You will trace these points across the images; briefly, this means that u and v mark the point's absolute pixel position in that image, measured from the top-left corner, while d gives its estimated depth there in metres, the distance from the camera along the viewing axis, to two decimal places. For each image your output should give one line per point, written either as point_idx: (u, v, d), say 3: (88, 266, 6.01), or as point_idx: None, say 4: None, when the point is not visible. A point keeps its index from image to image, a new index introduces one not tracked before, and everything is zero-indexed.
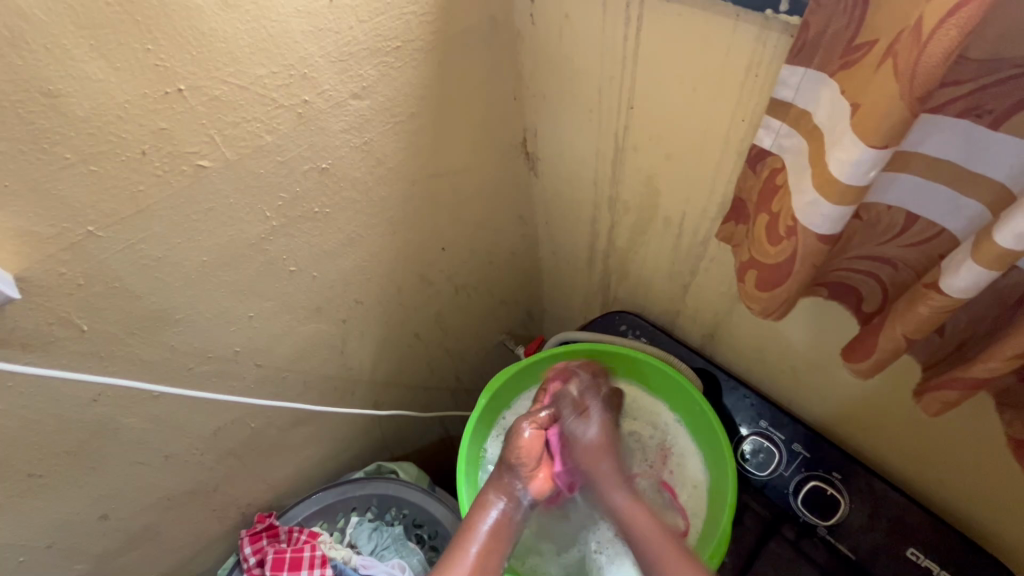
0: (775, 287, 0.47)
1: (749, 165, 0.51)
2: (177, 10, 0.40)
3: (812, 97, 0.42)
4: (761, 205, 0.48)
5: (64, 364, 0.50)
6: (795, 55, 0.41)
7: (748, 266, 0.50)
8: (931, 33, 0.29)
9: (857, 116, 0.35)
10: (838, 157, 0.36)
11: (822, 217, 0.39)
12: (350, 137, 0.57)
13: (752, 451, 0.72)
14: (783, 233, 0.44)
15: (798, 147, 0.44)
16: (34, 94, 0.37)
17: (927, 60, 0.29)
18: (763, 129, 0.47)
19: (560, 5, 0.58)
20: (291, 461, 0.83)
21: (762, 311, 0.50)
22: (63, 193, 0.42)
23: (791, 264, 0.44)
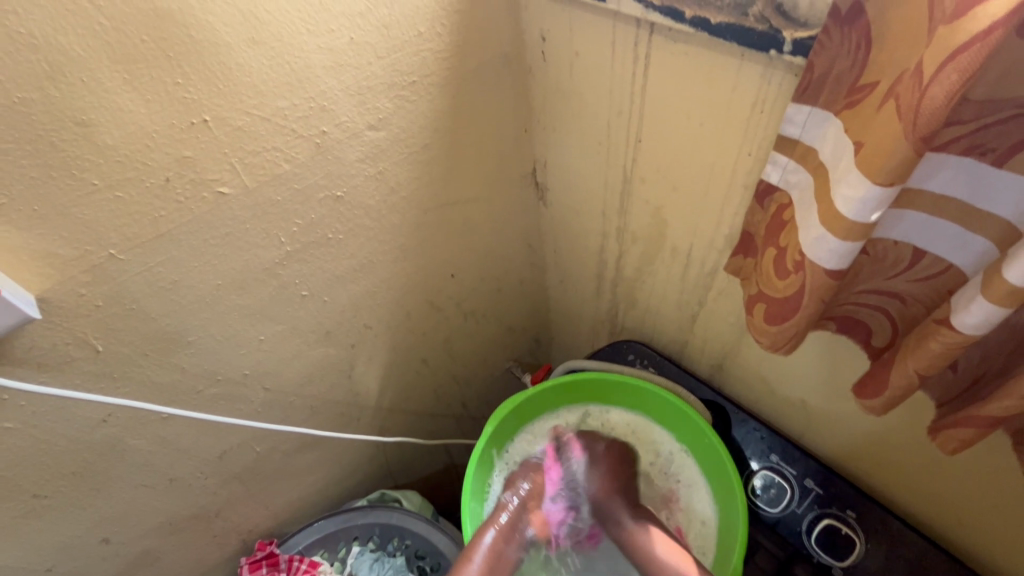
0: (783, 321, 0.47)
1: (756, 199, 0.52)
2: (206, 46, 0.42)
3: (818, 135, 0.43)
4: (770, 240, 0.49)
5: (78, 384, 0.51)
6: (801, 93, 0.42)
7: (758, 300, 0.50)
8: (933, 75, 0.30)
9: (862, 154, 0.35)
10: (845, 194, 0.37)
11: (830, 252, 0.39)
12: (366, 166, 0.59)
13: (763, 487, 0.70)
14: (791, 268, 0.44)
15: (806, 184, 0.45)
16: (68, 124, 0.39)
17: (929, 101, 0.30)
18: (770, 164, 0.48)
19: (571, 43, 0.60)
20: (294, 486, 0.82)
21: (771, 345, 0.50)
22: (88, 218, 0.43)
23: (799, 299, 0.44)
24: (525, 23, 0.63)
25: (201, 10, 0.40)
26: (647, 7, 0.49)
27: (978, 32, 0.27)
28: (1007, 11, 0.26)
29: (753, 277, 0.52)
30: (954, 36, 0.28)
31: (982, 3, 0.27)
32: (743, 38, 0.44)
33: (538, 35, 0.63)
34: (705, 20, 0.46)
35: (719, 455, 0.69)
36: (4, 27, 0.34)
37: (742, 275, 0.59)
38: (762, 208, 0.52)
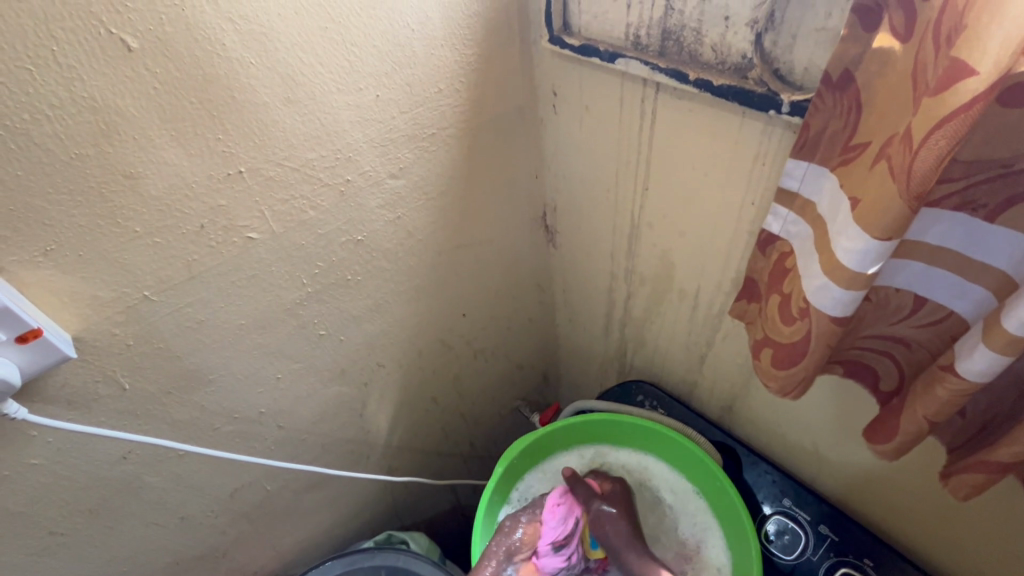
0: (791, 365, 0.48)
1: (758, 247, 0.54)
2: (247, 105, 0.45)
3: (816, 189, 0.45)
4: (774, 286, 0.50)
5: (103, 422, 0.52)
6: (799, 149, 0.45)
7: (765, 344, 0.52)
8: (922, 142, 0.32)
9: (860, 210, 0.37)
10: (845, 247, 0.38)
11: (834, 300, 0.41)
12: (385, 212, 0.62)
13: (776, 532, 0.69)
14: (796, 314, 0.46)
15: (806, 235, 0.46)
16: (117, 177, 0.42)
17: (919, 164, 0.32)
18: (770, 215, 0.50)
19: (580, 98, 0.64)
20: (302, 526, 0.82)
21: (779, 389, 0.51)
22: (126, 261, 0.46)
23: (806, 344, 0.45)
24: (538, 79, 0.67)
25: (244, 74, 0.44)
26: (653, 69, 0.52)
27: (960, 105, 0.30)
28: (985, 87, 0.29)
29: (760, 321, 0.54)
30: (937, 108, 0.31)
31: (961, 79, 0.29)
32: (743, 98, 0.47)
33: (549, 90, 0.67)
34: (707, 83, 0.49)
35: (733, 500, 0.68)
36: (70, 91, 0.37)
37: (746, 319, 0.60)
38: (763, 255, 0.54)
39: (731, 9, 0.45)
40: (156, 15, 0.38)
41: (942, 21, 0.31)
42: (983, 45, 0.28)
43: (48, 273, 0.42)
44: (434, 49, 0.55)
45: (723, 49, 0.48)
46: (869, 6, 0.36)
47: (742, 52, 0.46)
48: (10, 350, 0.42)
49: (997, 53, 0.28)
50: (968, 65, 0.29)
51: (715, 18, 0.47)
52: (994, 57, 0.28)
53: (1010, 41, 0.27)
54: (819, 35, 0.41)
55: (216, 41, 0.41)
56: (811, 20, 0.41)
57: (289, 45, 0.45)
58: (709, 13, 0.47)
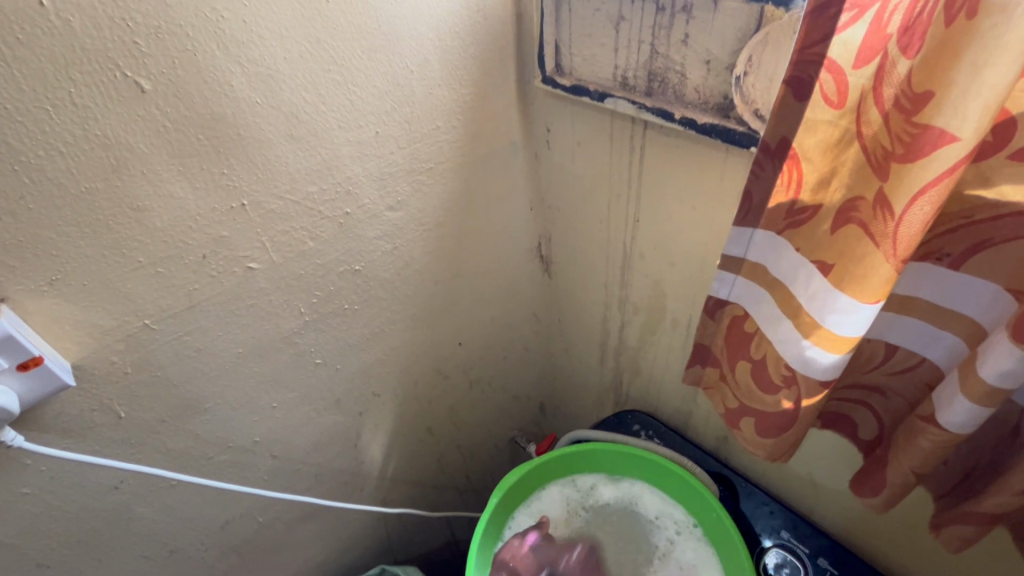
0: (783, 431, 0.49)
1: (707, 313, 0.54)
2: (252, 143, 0.47)
3: (762, 255, 0.46)
4: (742, 352, 0.51)
5: (97, 450, 0.52)
6: (743, 218, 0.44)
7: (750, 410, 0.52)
8: (906, 207, 0.33)
9: (841, 278, 0.38)
10: (830, 315, 0.39)
11: (824, 366, 0.42)
12: (383, 243, 0.63)
13: (776, 565, 0.68)
14: (779, 382, 0.47)
15: (762, 297, 0.47)
16: (124, 209, 0.43)
17: (908, 226, 0.33)
18: (717, 282, 0.50)
19: (573, 134, 0.67)
20: (293, 559, 0.80)
21: (772, 454, 0.52)
22: (128, 290, 0.47)
23: (797, 409, 0.47)
24: (532, 115, 0.70)
25: (251, 114, 0.46)
26: (640, 107, 0.55)
27: (943, 170, 0.31)
28: (966, 152, 0.30)
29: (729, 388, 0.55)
30: (923, 172, 0.32)
31: (944, 144, 0.30)
32: (726, 137, 0.50)
33: (543, 127, 0.70)
34: (692, 121, 0.52)
35: (725, 527, 0.68)
36: (84, 129, 0.39)
37: (704, 380, 0.61)
38: (712, 320, 0.55)
39: (712, 53, 0.48)
40: (169, 59, 0.40)
41: (884, 88, 0.34)
42: (962, 113, 0.29)
43: (52, 302, 0.43)
44: (432, 89, 0.58)
45: (705, 91, 0.50)
46: (802, 79, 0.36)
47: (724, 93, 0.49)
48: (11, 377, 0.43)
49: (977, 120, 0.29)
50: (950, 132, 0.30)
51: (697, 62, 0.50)
52: (975, 124, 0.29)
53: (988, 108, 0.29)
54: None
55: (225, 84, 0.44)
56: (785, 66, 0.44)
57: (294, 86, 0.48)
58: (691, 57, 0.50)
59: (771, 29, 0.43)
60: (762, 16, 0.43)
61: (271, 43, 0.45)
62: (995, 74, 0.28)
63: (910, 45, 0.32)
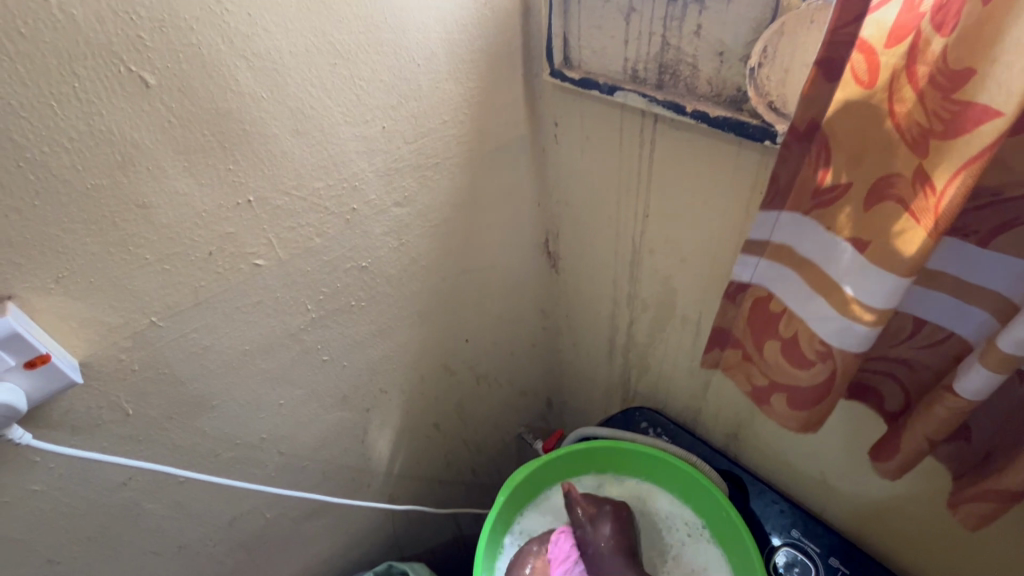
0: (815, 405, 0.48)
1: (728, 294, 0.54)
2: (257, 138, 0.47)
3: (790, 235, 0.46)
4: (767, 330, 0.51)
5: (105, 447, 0.52)
6: (770, 200, 0.46)
7: (778, 387, 0.51)
8: (947, 184, 0.32)
9: (875, 251, 0.37)
10: (867, 286, 0.38)
11: (858, 339, 0.41)
12: (389, 239, 0.63)
13: (786, 565, 0.68)
14: (812, 357, 0.46)
15: (789, 278, 0.47)
16: (130, 206, 0.43)
17: (946, 204, 0.32)
18: (740, 264, 0.51)
19: (581, 128, 0.66)
20: (300, 556, 0.80)
21: (801, 428, 0.51)
22: (135, 288, 0.47)
23: (831, 383, 0.45)
24: (540, 109, 0.69)
25: (257, 108, 0.46)
26: (650, 100, 0.54)
27: (983, 146, 0.30)
28: (1006, 128, 0.29)
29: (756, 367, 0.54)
30: (964, 149, 0.30)
31: (988, 120, 0.29)
32: (739, 130, 0.49)
33: (551, 121, 0.69)
34: (703, 114, 0.51)
35: (739, 531, 0.67)
36: (89, 125, 0.39)
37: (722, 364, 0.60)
38: (734, 301, 0.55)
39: (725, 44, 0.47)
40: (174, 53, 0.40)
41: (919, 67, 0.32)
42: (1006, 89, 0.28)
43: (59, 300, 0.43)
44: (439, 83, 0.57)
45: (718, 83, 0.49)
46: (833, 58, 0.38)
47: (738, 85, 0.48)
48: (18, 375, 0.43)
49: (1018, 95, 0.28)
50: (993, 107, 0.29)
51: (710, 54, 0.48)
52: (1020, 100, 0.28)
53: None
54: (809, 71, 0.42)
55: (230, 78, 0.43)
56: (802, 56, 0.42)
57: (300, 80, 0.47)
58: (704, 48, 0.49)
59: (788, 19, 0.42)
60: (779, 5, 0.42)
61: (277, 36, 0.44)
62: None
63: (943, 23, 0.30)
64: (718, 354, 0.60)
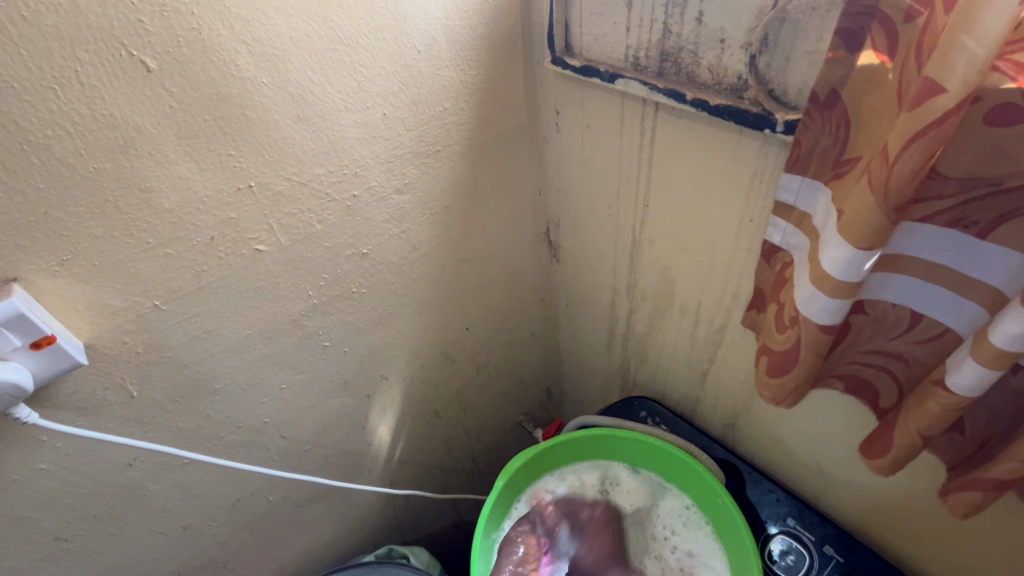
0: (783, 375, 0.49)
1: (763, 256, 0.54)
2: (259, 123, 0.47)
3: (812, 202, 0.46)
4: (773, 296, 0.51)
5: (111, 428, 0.53)
6: (792, 165, 0.45)
7: (760, 354, 0.52)
8: (896, 155, 0.32)
9: (845, 223, 0.37)
10: (830, 254, 0.39)
11: (820, 309, 0.42)
12: (391, 227, 0.63)
13: (781, 552, 0.69)
14: (787, 322, 0.47)
15: (806, 246, 0.47)
16: (132, 190, 0.43)
17: (897, 177, 0.33)
18: (771, 227, 0.51)
19: (582, 116, 0.66)
20: (303, 538, 0.82)
21: (772, 398, 0.52)
22: (139, 271, 0.47)
23: (797, 352, 0.46)
24: (542, 99, 0.69)
25: (257, 93, 0.46)
26: (651, 88, 0.54)
27: (932, 120, 0.30)
28: (956, 102, 0.29)
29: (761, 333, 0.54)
30: (911, 122, 0.31)
31: (934, 94, 0.30)
32: (739, 118, 0.48)
33: (552, 109, 0.69)
34: (703, 102, 0.50)
35: (733, 516, 0.68)
36: (91, 109, 0.39)
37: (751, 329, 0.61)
38: (768, 264, 0.54)
39: (726, 31, 0.47)
40: (175, 38, 0.40)
41: (920, 43, 0.33)
42: (952, 64, 0.29)
43: (63, 282, 0.44)
44: (438, 70, 0.57)
45: (719, 71, 0.49)
46: (852, 28, 0.37)
47: (738, 73, 0.48)
48: (24, 355, 0.43)
49: (964, 70, 0.29)
50: (938, 81, 0.30)
51: (711, 41, 0.48)
52: (962, 74, 0.29)
53: (975, 60, 0.28)
54: (812, 58, 0.42)
55: (231, 62, 0.43)
56: (803, 43, 0.42)
57: (300, 65, 0.47)
58: (705, 35, 0.48)
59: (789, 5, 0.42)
60: None
61: (277, 21, 0.44)
62: (989, 24, 0.27)
63: None
64: (753, 316, 0.60)
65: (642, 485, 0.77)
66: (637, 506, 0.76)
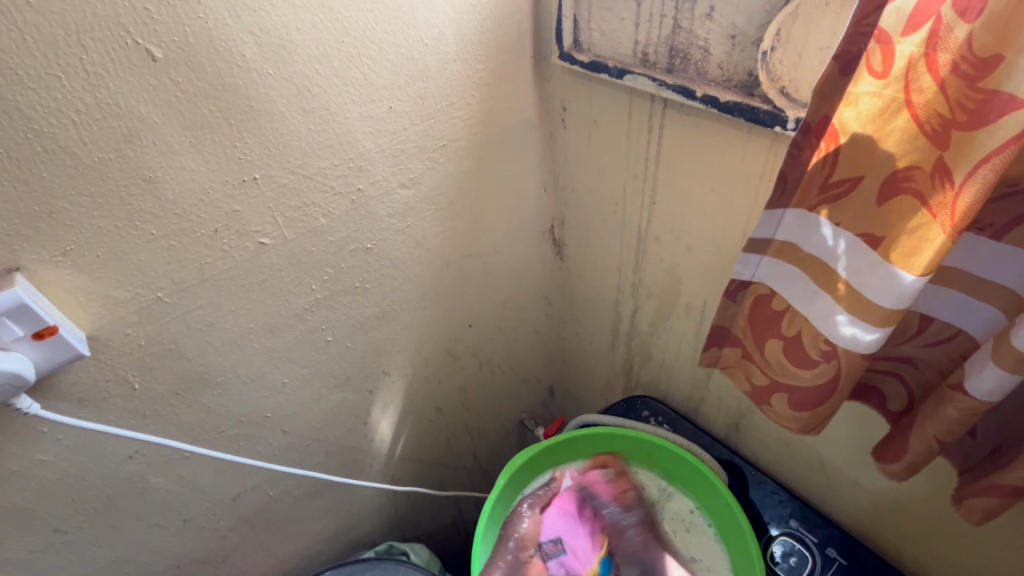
0: (816, 407, 0.47)
1: (728, 295, 0.53)
2: (265, 115, 0.47)
3: (795, 232, 0.44)
4: (769, 329, 0.50)
5: (112, 420, 0.53)
6: (778, 194, 0.44)
7: (778, 386, 0.51)
8: (967, 176, 0.32)
9: (885, 247, 0.38)
10: (879, 284, 0.38)
11: (864, 340, 0.40)
12: (395, 221, 0.63)
13: (782, 554, 0.68)
14: (818, 357, 0.45)
15: (795, 274, 0.46)
16: (137, 181, 0.43)
17: (966, 197, 0.32)
18: (742, 262, 0.49)
19: (589, 113, 0.65)
20: (303, 532, 0.82)
21: (801, 430, 0.51)
22: (142, 263, 0.47)
23: (835, 385, 0.45)
24: (549, 95, 0.68)
25: (263, 85, 0.45)
26: (660, 84, 0.53)
27: (1010, 137, 0.30)
28: None
29: (758, 366, 0.53)
30: (986, 140, 0.31)
31: (1013, 110, 0.29)
32: (749, 116, 0.47)
33: (559, 105, 0.68)
34: (714, 99, 0.49)
35: (737, 518, 0.67)
36: (97, 98, 0.39)
37: (721, 363, 0.59)
38: (734, 302, 0.53)
39: (737, 28, 0.47)
40: (181, 26, 0.40)
41: (934, 55, 0.31)
42: None
43: (66, 272, 0.43)
44: (446, 64, 0.57)
45: (729, 67, 0.49)
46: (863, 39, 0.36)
47: (749, 69, 0.48)
48: (25, 346, 0.43)
49: None
50: (1017, 98, 0.29)
51: (722, 37, 0.48)
52: None
53: None
54: (823, 54, 0.42)
55: (237, 53, 0.43)
56: (816, 40, 0.42)
57: (307, 58, 0.47)
58: (715, 32, 0.48)
59: (803, 1, 0.41)
60: None
61: (285, 12, 0.44)
62: None
63: (970, 8, 0.29)
64: (718, 352, 0.59)
65: (648, 481, 0.77)
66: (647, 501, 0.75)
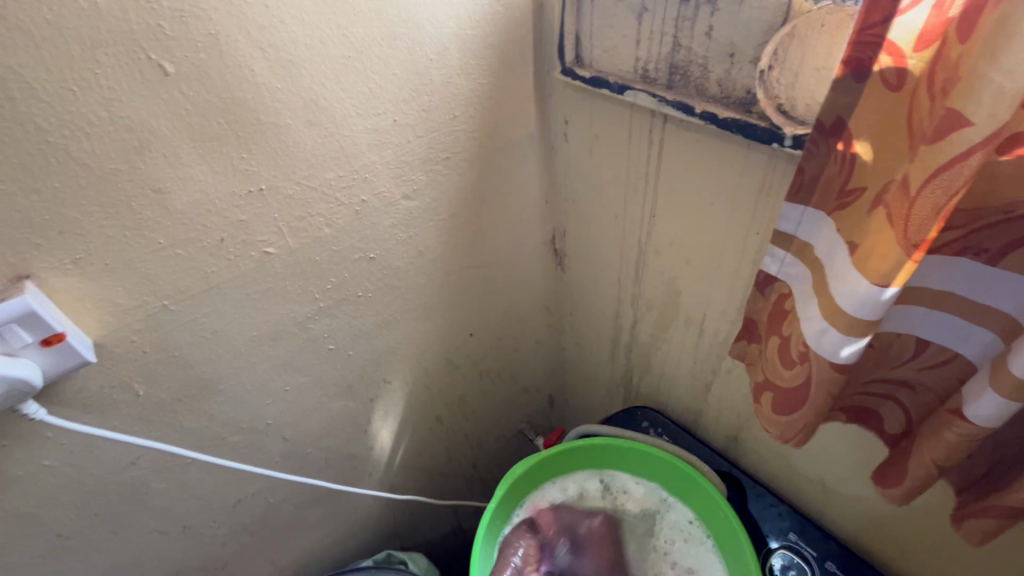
0: (792, 412, 0.48)
1: (758, 286, 0.54)
2: (271, 128, 0.48)
3: (813, 232, 0.45)
4: (774, 328, 0.51)
5: (116, 426, 0.53)
6: (795, 193, 0.45)
7: (767, 386, 0.52)
8: (918, 190, 0.33)
9: (857, 256, 0.38)
10: (848, 292, 0.38)
11: (835, 349, 0.41)
12: (398, 232, 0.64)
13: (782, 567, 0.68)
14: (796, 358, 0.46)
15: (806, 276, 0.46)
16: (146, 191, 0.44)
17: (918, 211, 0.33)
18: (769, 257, 0.50)
19: (590, 127, 0.66)
20: (302, 540, 0.82)
21: (779, 435, 0.51)
22: (149, 272, 0.48)
23: (807, 391, 0.45)
24: (550, 108, 0.69)
25: (270, 98, 0.46)
26: (661, 100, 0.54)
27: (956, 154, 0.30)
28: (981, 137, 0.29)
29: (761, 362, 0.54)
30: (934, 156, 0.31)
31: (959, 129, 0.30)
32: (748, 133, 0.49)
33: (561, 118, 0.69)
34: (713, 116, 0.51)
35: (734, 532, 0.67)
36: (108, 111, 0.40)
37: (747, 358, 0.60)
38: (762, 296, 0.54)
39: (735, 46, 0.47)
40: (193, 42, 0.41)
41: (936, 72, 0.32)
42: (976, 98, 0.29)
43: (74, 281, 0.44)
44: (450, 78, 0.58)
45: (728, 84, 0.49)
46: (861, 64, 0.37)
47: (747, 87, 0.48)
48: (34, 352, 0.44)
49: (992, 106, 0.28)
50: (963, 116, 0.29)
51: (721, 55, 0.49)
52: (988, 110, 0.28)
53: (1003, 95, 0.28)
54: (819, 74, 0.43)
55: (246, 68, 0.44)
56: (813, 60, 0.42)
57: (313, 72, 0.48)
58: (714, 50, 0.49)
59: (800, 22, 0.42)
60: (791, 8, 0.42)
61: (292, 28, 0.45)
62: (1016, 57, 0.27)
63: (966, 28, 0.30)
64: (746, 346, 0.60)
65: (648, 492, 0.77)
66: (647, 514, 0.76)
